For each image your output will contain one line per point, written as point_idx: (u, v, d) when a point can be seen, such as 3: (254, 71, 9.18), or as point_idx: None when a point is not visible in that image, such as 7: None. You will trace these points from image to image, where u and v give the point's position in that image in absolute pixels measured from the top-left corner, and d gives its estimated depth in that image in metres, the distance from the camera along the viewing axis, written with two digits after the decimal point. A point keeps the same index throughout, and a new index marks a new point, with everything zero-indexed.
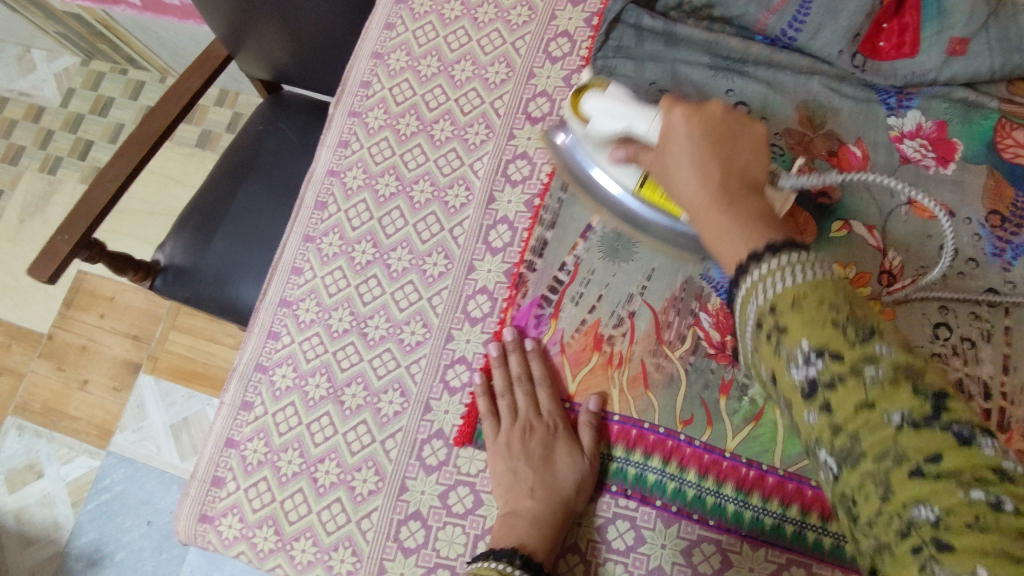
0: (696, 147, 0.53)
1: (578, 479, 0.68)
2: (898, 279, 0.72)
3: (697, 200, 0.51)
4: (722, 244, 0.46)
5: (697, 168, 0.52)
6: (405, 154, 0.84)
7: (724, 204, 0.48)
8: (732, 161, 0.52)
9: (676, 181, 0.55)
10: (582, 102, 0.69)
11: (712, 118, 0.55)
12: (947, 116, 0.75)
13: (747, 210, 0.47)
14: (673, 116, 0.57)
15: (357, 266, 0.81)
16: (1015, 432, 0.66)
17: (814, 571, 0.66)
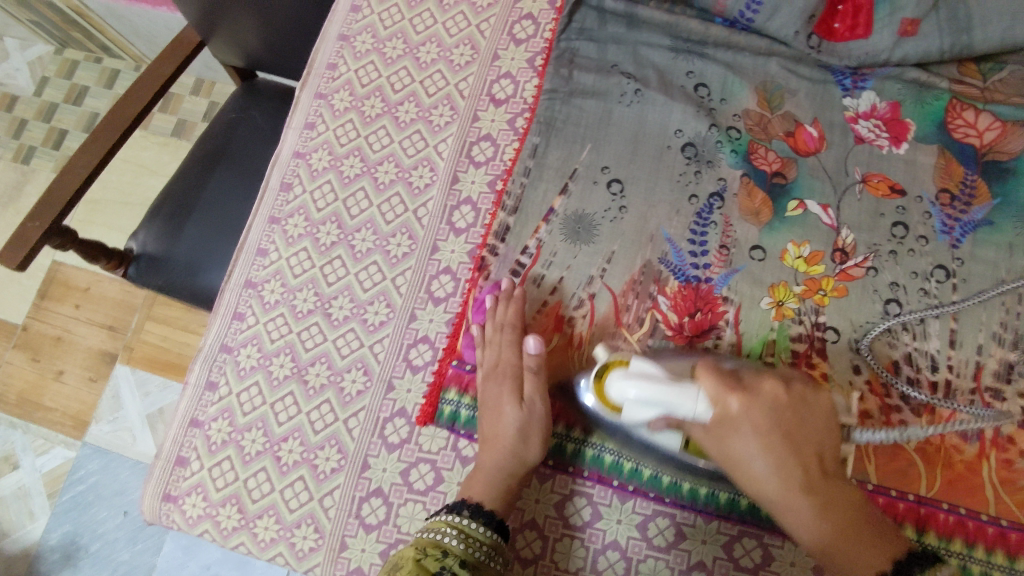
0: (760, 441, 0.59)
1: (525, 429, 0.67)
2: (850, 258, 0.74)
3: (779, 490, 0.59)
4: (788, 518, 0.59)
5: (766, 456, 0.59)
6: (370, 136, 0.85)
7: (807, 500, 0.58)
8: (804, 428, 0.60)
9: (744, 456, 0.59)
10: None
11: (779, 406, 0.60)
12: (900, 97, 0.77)
13: (838, 495, 0.59)
14: (744, 424, 0.59)
15: (322, 247, 0.82)
16: (960, 404, 0.68)
17: (766, 542, 0.68)
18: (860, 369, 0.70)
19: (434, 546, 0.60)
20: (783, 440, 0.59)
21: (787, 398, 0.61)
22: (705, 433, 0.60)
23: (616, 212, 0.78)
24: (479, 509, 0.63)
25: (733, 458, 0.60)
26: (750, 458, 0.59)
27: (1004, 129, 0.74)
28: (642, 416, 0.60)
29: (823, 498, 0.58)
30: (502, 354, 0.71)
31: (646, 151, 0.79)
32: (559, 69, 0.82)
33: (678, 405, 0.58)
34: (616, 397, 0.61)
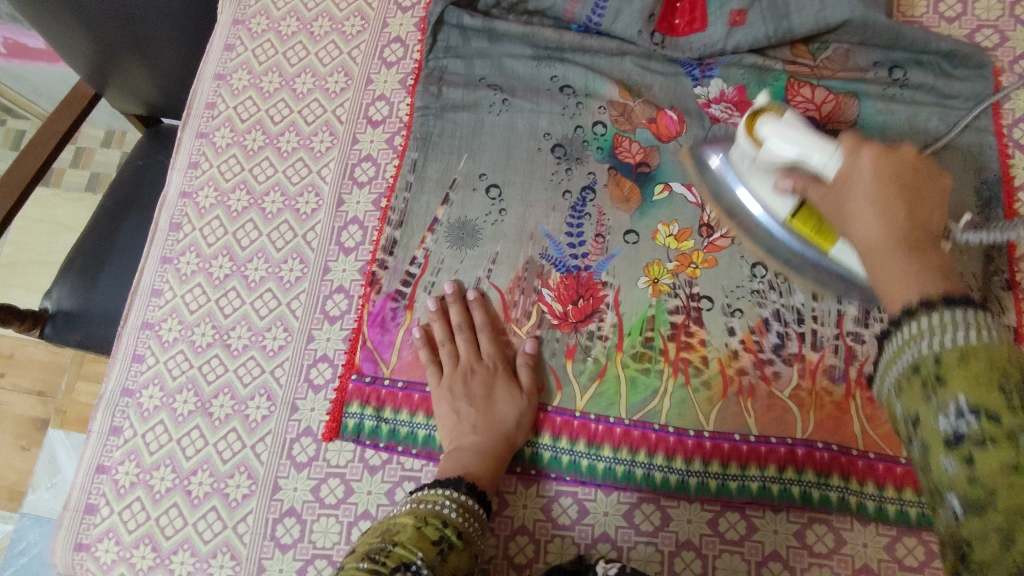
0: (875, 198, 0.55)
1: (519, 415, 0.72)
2: (716, 230, 0.78)
3: (879, 242, 0.52)
4: (890, 284, 0.47)
5: (864, 216, 0.55)
6: (254, 168, 0.87)
7: (904, 246, 0.50)
8: (926, 213, 0.54)
9: (851, 223, 0.56)
10: (758, 125, 0.68)
11: (908, 163, 0.57)
12: (745, 82, 0.83)
13: (902, 252, 0.50)
14: (863, 154, 0.58)
15: (216, 281, 0.83)
16: (826, 349, 0.73)
17: (663, 504, 0.71)
18: (734, 331, 0.75)
19: (433, 515, 0.61)
20: (899, 198, 0.54)
21: (890, 162, 0.57)
22: (818, 193, 0.61)
23: (497, 215, 0.81)
24: (472, 487, 0.66)
25: (846, 227, 0.57)
26: (859, 226, 0.55)
27: (838, 101, 0.81)
28: None
29: (910, 238, 0.51)
30: (472, 349, 0.76)
31: (519, 155, 0.83)
32: (429, 86, 0.86)
33: None
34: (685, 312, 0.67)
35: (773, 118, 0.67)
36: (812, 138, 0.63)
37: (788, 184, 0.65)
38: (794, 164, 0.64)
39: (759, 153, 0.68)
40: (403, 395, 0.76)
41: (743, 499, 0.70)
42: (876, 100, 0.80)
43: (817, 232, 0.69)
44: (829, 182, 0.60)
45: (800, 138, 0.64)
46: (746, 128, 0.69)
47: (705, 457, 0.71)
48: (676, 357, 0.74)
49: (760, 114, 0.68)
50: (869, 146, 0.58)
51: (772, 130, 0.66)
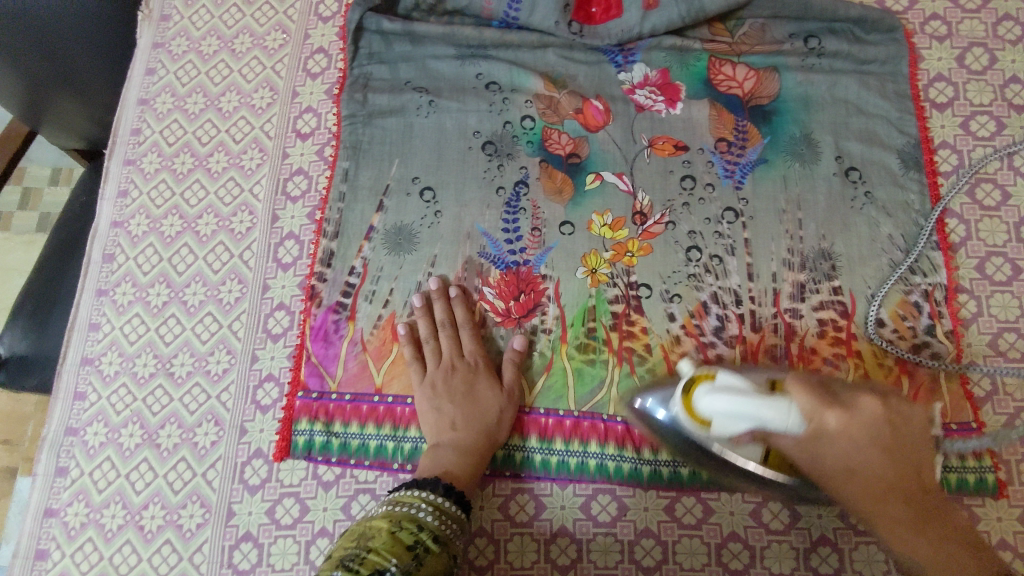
0: (861, 449, 0.60)
1: (500, 411, 0.72)
2: (649, 217, 0.78)
3: (859, 495, 0.61)
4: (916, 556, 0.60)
5: (846, 454, 0.60)
6: (185, 192, 0.86)
7: (902, 504, 0.61)
8: (896, 455, 0.61)
9: (842, 472, 0.61)
10: (696, 402, 0.62)
11: (868, 416, 0.61)
12: (667, 64, 0.83)
13: (901, 526, 0.61)
14: (830, 417, 0.59)
15: (154, 310, 0.82)
16: (766, 328, 0.74)
17: (618, 494, 0.71)
18: (675, 316, 0.75)
19: (410, 519, 0.60)
20: (864, 441, 0.60)
21: (887, 412, 0.62)
22: (793, 443, 0.60)
23: (432, 218, 0.81)
24: (450, 487, 0.65)
25: (849, 476, 0.61)
26: (842, 466, 0.61)
27: (759, 76, 0.82)
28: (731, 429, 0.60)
29: (896, 500, 0.61)
30: (457, 347, 0.75)
31: (450, 155, 0.83)
32: (354, 94, 0.85)
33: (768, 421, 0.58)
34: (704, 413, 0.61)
35: (717, 388, 0.61)
36: (756, 396, 0.59)
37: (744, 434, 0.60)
38: (758, 423, 0.59)
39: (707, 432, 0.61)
40: (351, 407, 0.75)
41: (695, 486, 0.70)
42: (796, 71, 0.82)
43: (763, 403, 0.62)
44: (803, 441, 0.60)
45: (738, 395, 0.59)
46: (682, 406, 0.63)
47: (655, 446, 0.71)
48: (620, 346, 0.75)
49: (693, 394, 0.62)
50: (829, 408, 0.59)
51: (709, 401, 0.60)
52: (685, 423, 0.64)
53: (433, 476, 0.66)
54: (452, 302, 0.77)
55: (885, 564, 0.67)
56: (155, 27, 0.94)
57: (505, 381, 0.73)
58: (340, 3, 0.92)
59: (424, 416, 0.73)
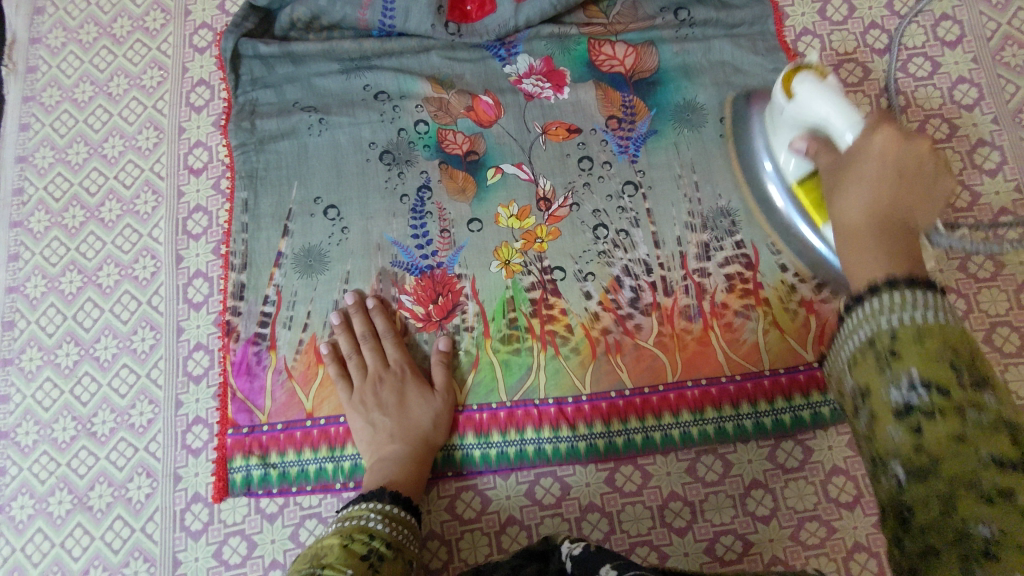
0: (883, 180, 0.54)
1: (436, 415, 0.72)
2: (553, 201, 0.80)
3: (866, 212, 0.51)
4: (855, 258, 0.47)
5: (867, 185, 0.54)
6: (80, 246, 0.83)
7: (874, 229, 0.49)
8: (924, 196, 0.53)
9: (840, 193, 0.56)
10: (795, 83, 0.72)
11: (915, 153, 0.55)
12: (549, 52, 0.85)
13: (866, 236, 0.49)
14: (877, 135, 0.58)
15: (65, 371, 0.79)
16: (677, 292, 0.76)
17: (560, 475, 0.73)
18: (590, 294, 0.77)
19: (360, 530, 0.60)
20: (883, 162, 0.55)
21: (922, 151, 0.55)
22: (824, 154, 0.65)
23: (340, 234, 0.80)
24: (397, 496, 0.65)
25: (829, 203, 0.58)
26: (845, 196, 0.56)
27: (637, 53, 0.84)
28: (812, 108, 0.70)
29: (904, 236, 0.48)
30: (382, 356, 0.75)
31: (349, 170, 0.82)
32: (242, 122, 0.84)
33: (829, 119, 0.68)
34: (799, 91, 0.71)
35: (815, 80, 0.71)
36: (839, 97, 0.68)
37: (801, 138, 0.70)
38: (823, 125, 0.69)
39: (791, 104, 0.72)
40: (285, 436, 0.74)
41: (631, 453, 0.72)
42: (671, 43, 0.85)
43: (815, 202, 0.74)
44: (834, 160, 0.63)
45: (831, 95, 0.69)
46: (782, 85, 0.74)
47: (588, 420, 0.73)
48: (542, 331, 0.76)
49: (796, 71, 0.73)
50: (887, 126, 0.59)
51: (805, 90, 0.71)
52: (782, 114, 0.75)
53: (378, 489, 0.66)
54: (367, 314, 0.77)
55: (814, 496, 0.70)
56: (21, 79, 0.90)
57: (435, 383, 0.74)
58: (214, 32, 0.90)
59: (359, 430, 0.73)
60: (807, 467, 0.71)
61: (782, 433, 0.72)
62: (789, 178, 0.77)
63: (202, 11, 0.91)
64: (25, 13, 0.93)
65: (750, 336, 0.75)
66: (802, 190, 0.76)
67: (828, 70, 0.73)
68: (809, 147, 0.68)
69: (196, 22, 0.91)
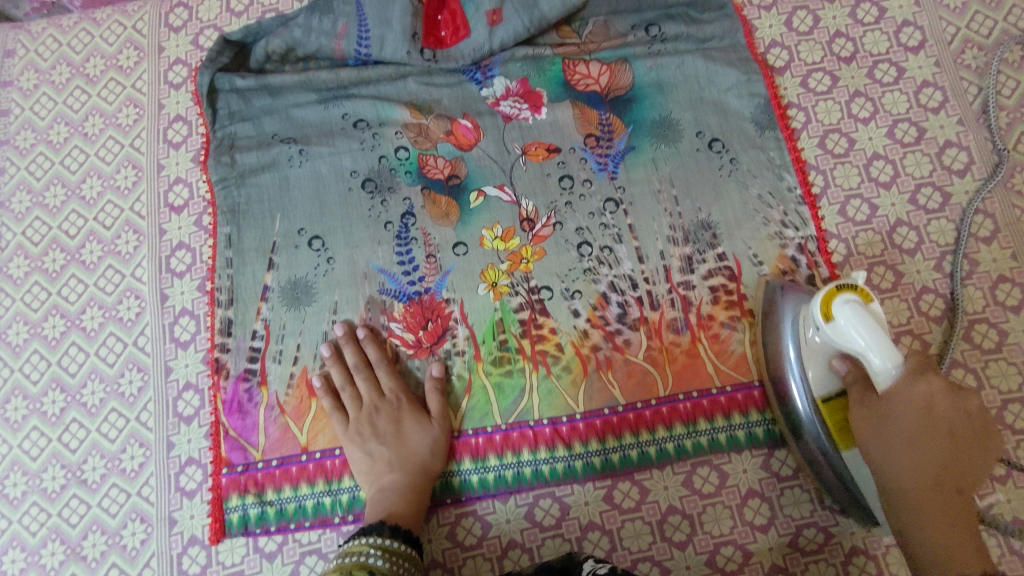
0: (904, 449, 0.56)
1: (432, 443, 0.72)
2: (536, 221, 0.81)
3: (908, 490, 0.56)
4: (934, 552, 0.54)
5: (895, 455, 0.57)
6: (62, 289, 0.82)
7: (926, 516, 0.55)
8: (948, 459, 0.54)
9: (879, 458, 0.58)
10: (835, 302, 0.58)
11: (958, 417, 0.54)
12: (525, 73, 0.86)
13: (931, 515, 0.54)
14: (915, 385, 0.55)
15: (52, 418, 0.78)
16: (665, 305, 0.77)
17: (558, 495, 0.73)
18: (579, 312, 0.77)
19: (360, 567, 0.59)
20: (925, 430, 0.55)
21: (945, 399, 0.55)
22: (862, 407, 0.59)
23: (326, 265, 0.80)
24: (397, 528, 0.65)
25: (866, 444, 0.59)
26: (882, 464, 0.58)
27: (611, 70, 0.85)
28: (848, 341, 0.57)
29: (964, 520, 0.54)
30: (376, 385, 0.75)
31: (332, 200, 0.82)
32: (221, 157, 0.83)
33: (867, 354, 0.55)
34: (836, 320, 0.57)
35: (859, 308, 0.56)
36: (881, 338, 0.55)
37: (841, 361, 0.61)
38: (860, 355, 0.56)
39: (827, 326, 0.58)
40: (280, 471, 0.74)
41: (627, 469, 0.73)
42: (645, 59, 0.86)
43: (840, 431, 0.63)
44: (870, 398, 0.58)
45: (869, 323, 0.56)
46: (819, 299, 0.59)
47: (583, 439, 0.73)
48: (533, 352, 0.76)
49: (838, 293, 0.58)
50: (913, 359, 0.56)
51: (846, 319, 0.56)
52: (818, 330, 0.60)
53: (377, 522, 0.66)
54: (358, 343, 0.77)
55: (810, 502, 0.71)
56: None
57: (430, 411, 0.74)
58: (189, 68, 0.90)
59: (355, 461, 0.72)
60: (802, 474, 0.72)
61: (775, 441, 0.73)
62: (814, 392, 0.64)
63: (176, 47, 0.91)
64: None
65: (738, 346, 0.75)
66: (827, 410, 0.64)
67: (873, 293, 0.58)
68: (851, 370, 0.60)
69: (170, 58, 0.90)
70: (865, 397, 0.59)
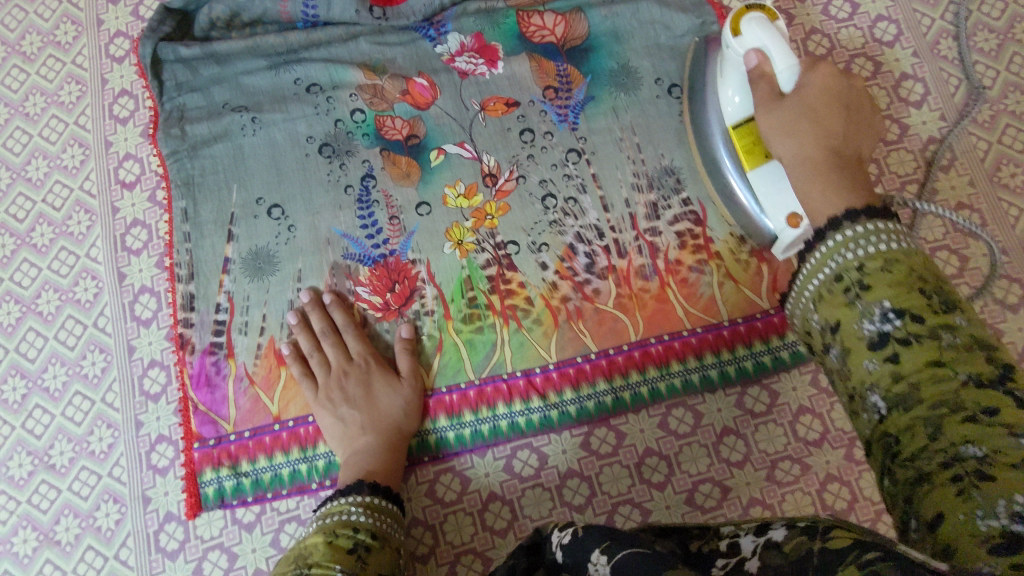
0: (807, 125, 0.55)
1: (406, 403, 0.72)
2: (499, 177, 0.80)
3: (805, 154, 0.54)
4: (808, 194, 0.51)
5: (787, 138, 0.56)
6: (14, 274, 0.79)
7: (825, 167, 0.52)
8: (835, 133, 0.55)
9: (784, 134, 0.57)
10: (742, 20, 0.65)
11: (847, 87, 0.59)
12: (478, 28, 0.85)
13: (830, 174, 0.51)
14: (813, 77, 0.58)
15: (14, 406, 0.76)
16: (631, 253, 0.77)
17: (537, 446, 0.73)
18: (546, 264, 0.77)
19: (343, 525, 0.60)
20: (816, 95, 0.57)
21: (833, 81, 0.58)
22: (766, 89, 0.61)
23: (287, 233, 0.79)
24: (376, 485, 0.65)
25: (772, 138, 0.58)
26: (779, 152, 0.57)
27: (566, 21, 0.84)
28: (751, 42, 0.64)
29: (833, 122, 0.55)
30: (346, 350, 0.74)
31: (289, 167, 0.81)
32: (171, 129, 0.81)
33: (783, 79, 0.60)
34: (746, 28, 0.64)
35: (764, 21, 0.64)
36: (783, 40, 0.62)
37: (751, 56, 0.64)
38: (760, 50, 0.63)
39: (736, 41, 0.65)
40: (254, 442, 0.73)
41: (603, 415, 0.73)
42: (599, 7, 0.85)
43: (748, 148, 0.68)
44: (775, 92, 0.60)
45: (775, 37, 0.62)
46: (730, 22, 0.66)
47: (557, 388, 0.73)
48: (503, 306, 0.76)
49: (745, 12, 0.65)
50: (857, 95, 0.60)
51: (752, 28, 0.64)
52: (730, 56, 0.67)
53: (355, 481, 0.65)
54: (325, 308, 0.76)
55: (784, 437, 0.72)
56: None
57: (402, 372, 0.73)
58: (131, 40, 0.87)
59: (329, 425, 0.71)
60: (775, 409, 0.73)
61: (745, 379, 0.73)
62: (728, 122, 0.70)
63: (115, 19, 0.88)
64: None
65: (706, 290, 0.76)
66: (737, 135, 0.70)
67: (778, 12, 0.66)
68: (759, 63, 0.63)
69: (110, 31, 0.87)
70: (771, 90, 0.60)
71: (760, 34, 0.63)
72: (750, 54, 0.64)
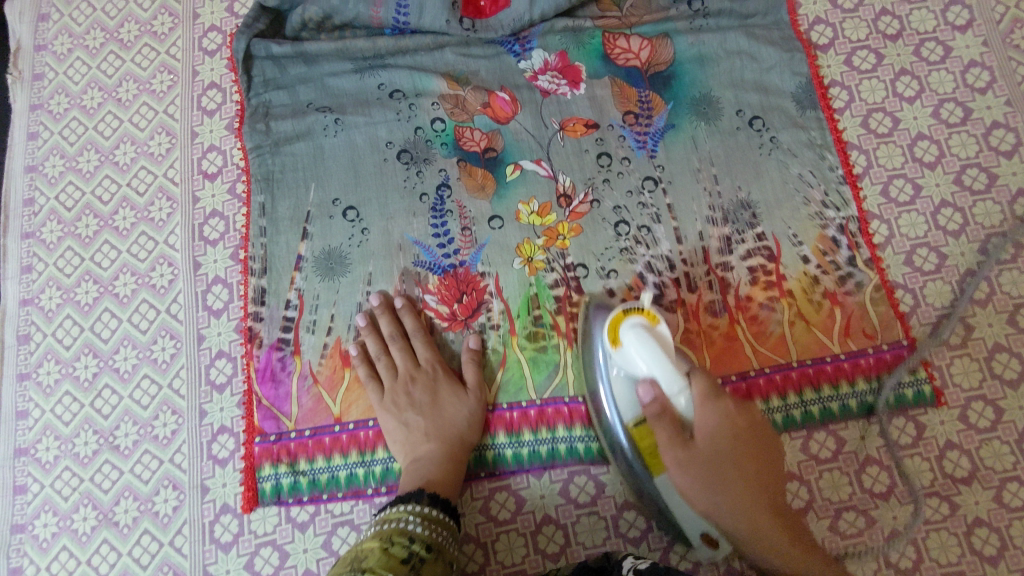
0: (725, 499, 0.59)
1: (469, 413, 0.72)
2: (574, 198, 0.79)
3: (742, 534, 0.59)
4: None
5: (707, 494, 0.59)
6: (95, 255, 0.81)
7: (762, 545, 0.58)
8: (758, 463, 0.61)
9: (709, 512, 0.59)
10: (622, 331, 0.60)
11: (739, 412, 0.61)
12: (563, 46, 0.84)
13: (768, 523, 0.58)
14: (691, 471, 0.59)
15: (85, 384, 0.77)
16: (702, 287, 0.75)
17: (594, 472, 0.72)
18: (614, 291, 0.76)
19: (399, 533, 0.60)
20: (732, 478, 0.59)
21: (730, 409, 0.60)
22: (670, 424, 0.59)
23: (360, 236, 0.79)
24: (434, 497, 0.65)
25: (682, 488, 0.60)
26: (706, 508, 0.60)
27: (652, 45, 0.84)
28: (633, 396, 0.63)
29: (767, 507, 0.59)
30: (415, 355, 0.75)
31: (367, 171, 0.81)
32: (256, 124, 0.83)
33: (674, 398, 0.59)
34: (640, 361, 0.59)
35: (646, 328, 0.59)
36: (672, 367, 0.58)
37: (644, 388, 0.59)
38: (652, 379, 0.59)
39: (617, 354, 0.61)
40: (313, 442, 0.73)
41: None
42: (686, 34, 0.84)
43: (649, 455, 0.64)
44: (680, 436, 0.59)
45: (659, 359, 0.58)
46: (610, 327, 0.61)
47: None
48: (568, 327, 0.75)
49: (627, 316, 0.60)
50: (710, 385, 0.59)
51: (634, 347, 0.58)
52: (610, 357, 0.63)
53: (412, 490, 0.66)
54: (395, 313, 0.76)
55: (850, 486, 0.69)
56: (26, 87, 0.88)
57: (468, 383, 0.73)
58: (224, 35, 0.89)
59: (392, 430, 0.72)
60: (842, 457, 0.70)
61: (813, 424, 0.71)
62: (626, 417, 0.64)
63: (210, 13, 0.90)
64: (29, 20, 0.91)
65: (777, 327, 0.74)
66: (636, 434, 0.64)
67: (660, 316, 0.60)
68: (652, 402, 0.59)
69: (204, 25, 0.89)
70: (666, 408, 0.59)
71: (649, 367, 0.58)
72: (645, 385, 0.59)
